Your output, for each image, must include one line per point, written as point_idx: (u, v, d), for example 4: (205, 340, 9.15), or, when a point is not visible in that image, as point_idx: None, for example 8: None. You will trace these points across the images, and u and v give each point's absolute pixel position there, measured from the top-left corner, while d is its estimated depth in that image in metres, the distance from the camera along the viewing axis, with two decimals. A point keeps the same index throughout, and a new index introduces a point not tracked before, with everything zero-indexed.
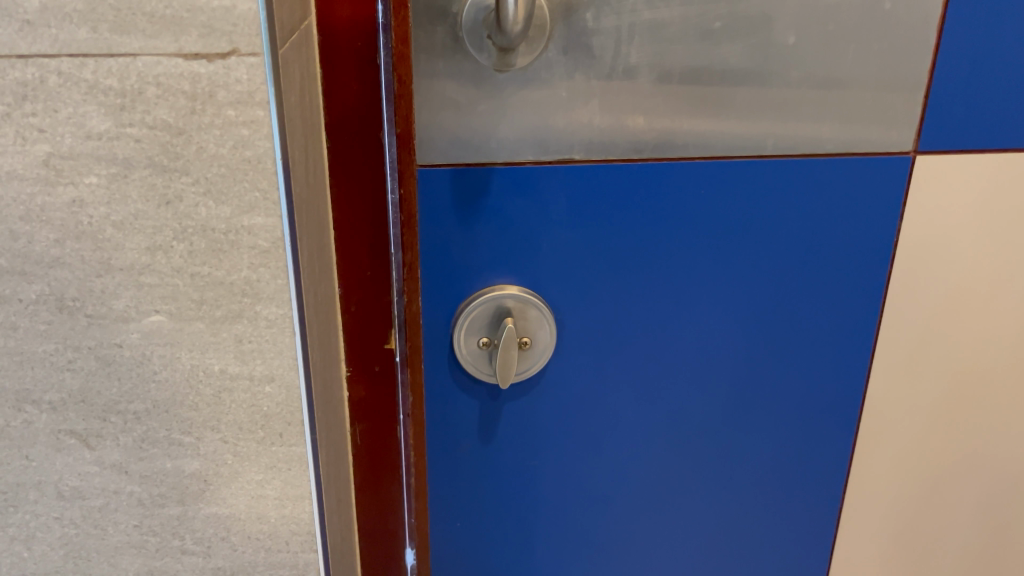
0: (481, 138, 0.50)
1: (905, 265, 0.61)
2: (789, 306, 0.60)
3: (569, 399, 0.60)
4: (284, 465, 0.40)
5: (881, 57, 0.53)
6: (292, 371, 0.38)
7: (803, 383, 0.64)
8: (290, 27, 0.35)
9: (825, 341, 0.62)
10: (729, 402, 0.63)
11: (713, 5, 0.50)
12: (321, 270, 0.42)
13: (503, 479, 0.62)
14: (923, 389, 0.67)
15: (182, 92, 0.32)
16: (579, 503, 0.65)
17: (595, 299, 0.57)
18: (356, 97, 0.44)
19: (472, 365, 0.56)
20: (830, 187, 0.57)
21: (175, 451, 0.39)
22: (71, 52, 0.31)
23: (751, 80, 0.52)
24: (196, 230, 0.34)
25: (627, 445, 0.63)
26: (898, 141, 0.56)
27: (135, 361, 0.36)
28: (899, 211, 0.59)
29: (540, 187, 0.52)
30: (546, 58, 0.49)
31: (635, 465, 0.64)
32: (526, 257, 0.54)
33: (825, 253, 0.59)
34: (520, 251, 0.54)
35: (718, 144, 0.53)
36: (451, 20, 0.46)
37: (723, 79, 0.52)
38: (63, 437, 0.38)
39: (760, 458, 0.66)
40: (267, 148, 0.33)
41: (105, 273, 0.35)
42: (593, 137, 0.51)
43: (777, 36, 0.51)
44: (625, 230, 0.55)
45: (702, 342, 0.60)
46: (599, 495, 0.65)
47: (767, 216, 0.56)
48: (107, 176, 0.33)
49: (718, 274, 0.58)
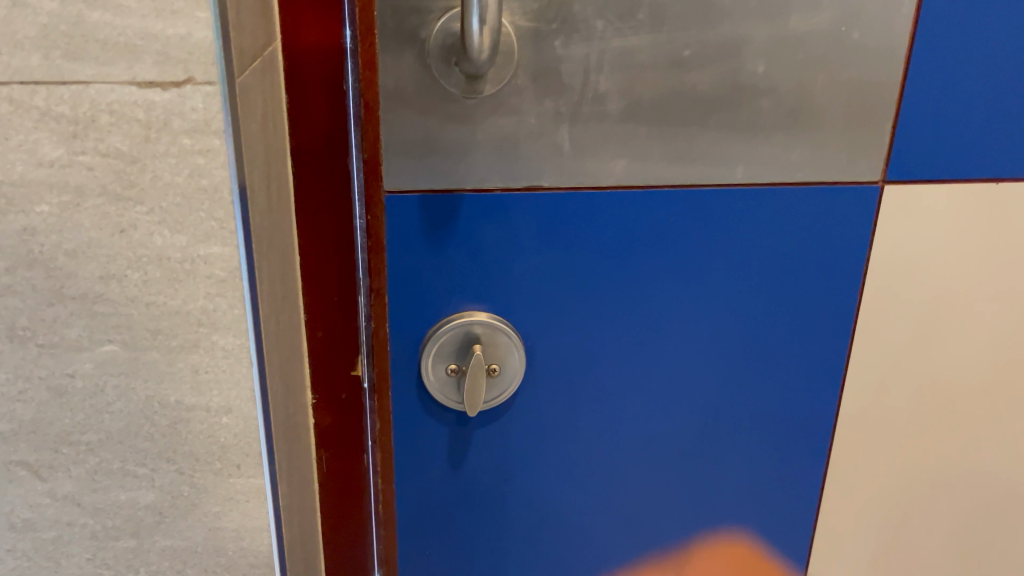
0: (450, 163, 0.49)
1: (875, 292, 0.61)
2: (760, 334, 0.60)
3: (540, 426, 0.59)
4: (242, 497, 0.39)
5: (849, 85, 0.53)
6: (250, 403, 0.37)
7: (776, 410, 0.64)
8: (251, 54, 0.35)
9: (797, 369, 0.62)
10: (703, 431, 0.63)
11: (681, 32, 0.50)
12: (284, 297, 0.42)
13: (476, 505, 0.61)
14: (893, 417, 0.67)
15: (136, 120, 0.32)
16: (551, 529, 0.64)
17: (568, 324, 0.56)
18: (324, 122, 0.44)
19: (440, 391, 0.55)
20: (799, 214, 0.57)
21: (130, 483, 0.38)
22: (22, 79, 0.31)
23: (719, 109, 0.52)
24: (150, 260, 0.34)
25: (599, 471, 0.63)
26: (866, 170, 0.56)
27: (88, 392, 0.36)
28: (869, 239, 0.59)
29: (509, 214, 0.52)
30: (514, 86, 0.48)
31: (609, 491, 0.63)
32: (496, 282, 0.53)
33: (796, 281, 0.59)
34: (491, 278, 0.53)
35: (685, 172, 0.53)
36: (419, 45, 0.46)
37: (693, 107, 0.52)
38: (14, 468, 0.37)
39: (734, 487, 0.66)
40: (224, 177, 0.33)
41: (57, 302, 0.34)
42: (562, 163, 0.51)
43: (746, 63, 0.51)
44: (596, 257, 0.54)
45: (675, 369, 0.60)
46: (570, 521, 0.64)
47: (738, 244, 0.56)
48: (59, 204, 0.33)
49: (690, 301, 0.57)
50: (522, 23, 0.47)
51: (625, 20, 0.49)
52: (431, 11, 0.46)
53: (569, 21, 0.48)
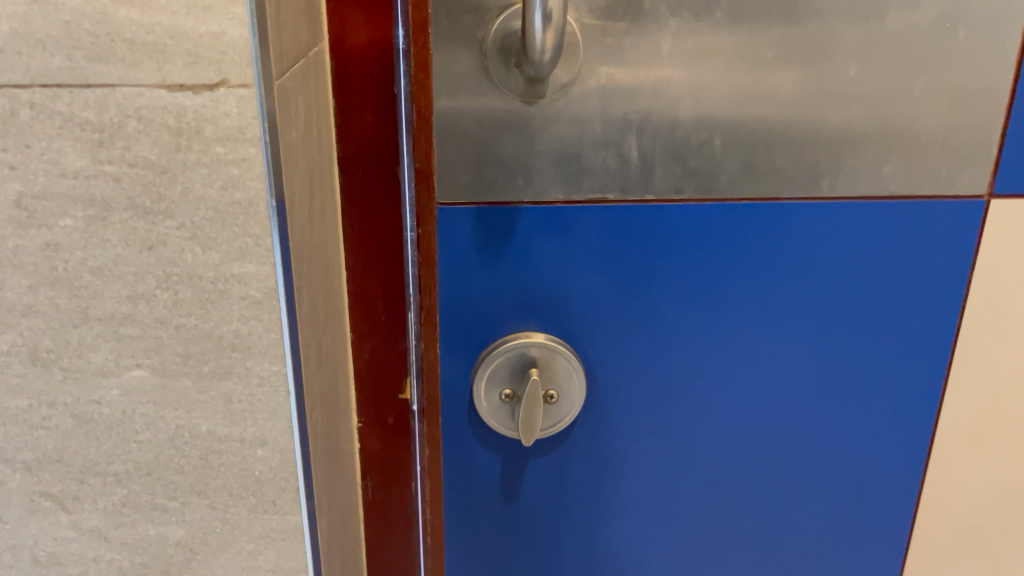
0: (509, 173, 0.45)
1: (970, 329, 0.52)
2: (929, 328, 0.52)
3: (600, 455, 0.54)
4: (279, 534, 0.36)
5: (950, 91, 0.46)
6: (287, 434, 0.34)
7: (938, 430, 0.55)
8: (294, 54, 0.32)
9: (960, 380, 0.53)
10: (870, 438, 0.55)
11: (765, 29, 0.44)
12: (327, 318, 0.38)
13: (524, 550, 0.56)
14: (993, 467, 0.56)
15: (166, 127, 0.29)
16: (686, 556, 0.58)
17: (712, 326, 0.51)
18: (374, 129, 0.40)
19: (493, 419, 0.51)
20: (895, 233, 0.49)
21: (158, 517, 0.36)
22: (45, 82, 0.28)
23: (800, 128, 0.46)
24: (181, 278, 0.31)
25: (719, 497, 0.56)
26: (966, 182, 0.48)
27: (114, 420, 0.33)
28: (974, 246, 0.50)
29: (568, 228, 0.47)
30: (579, 88, 0.44)
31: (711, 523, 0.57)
32: (568, 300, 0.49)
33: (958, 268, 0.50)
34: (630, 274, 0.48)
35: (769, 184, 0.47)
36: (475, 46, 0.42)
37: (771, 128, 0.46)
38: (38, 499, 0.35)
39: (900, 512, 0.57)
40: (259, 189, 0.30)
41: (82, 323, 0.32)
42: (628, 172, 0.46)
43: (836, 65, 0.45)
44: (732, 255, 0.49)
45: (836, 368, 0.52)
46: (713, 543, 0.57)
47: (890, 228, 0.49)
48: (84, 218, 0.30)
49: (842, 295, 0.50)
50: (588, 20, 0.43)
51: (701, 18, 0.43)
52: (488, 9, 0.42)
53: (639, 20, 0.43)
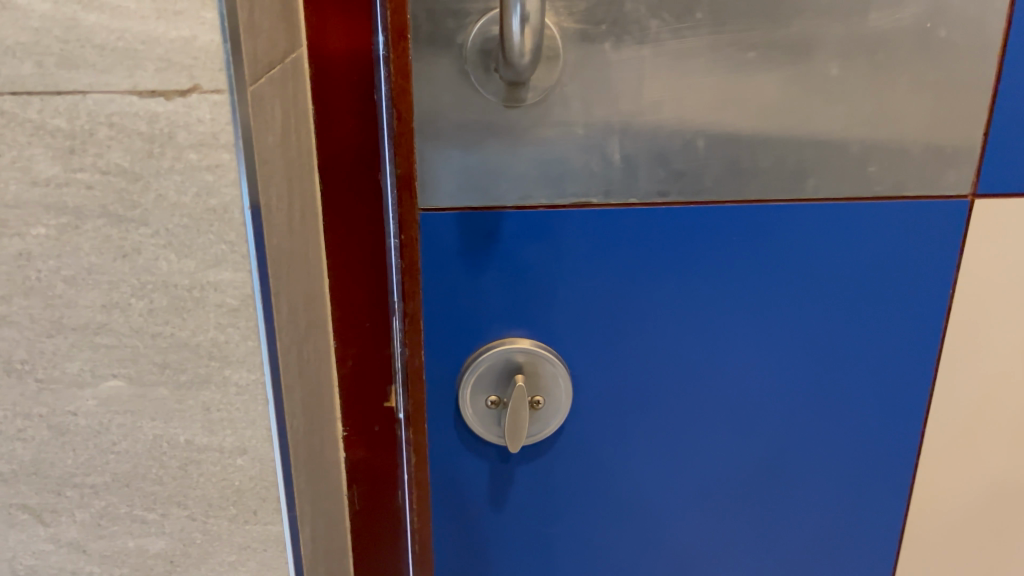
0: (491, 177, 0.45)
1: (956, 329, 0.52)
2: (917, 328, 0.51)
3: (588, 462, 0.54)
4: (260, 545, 0.36)
5: (932, 90, 0.46)
6: (266, 443, 0.34)
7: (928, 431, 0.55)
8: (269, 59, 0.31)
9: (947, 380, 0.53)
10: (858, 440, 0.55)
11: (748, 31, 0.44)
12: (308, 327, 0.38)
13: (514, 557, 0.56)
14: (981, 465, 0.56)
15: (138, 133, 0.28)
16: (678, 560, 0.57)
17: (702, 330, 0.50)
18: (353, 134, 0.40)
19: (480, 426, 0.50)
20: (879, 233, 0.49)
21: (137, 529, 0.35)
22: (14, 90, 0.28)
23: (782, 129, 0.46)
24: (156, 286, 0.31)
25: (709, 500, 0.56)
26: (949, 181, 0.48)
27: (91, 430, 0.33)
28: (960, 245, 0.49)
29: (553, 233, 0.47)
30: (560, 92, 0.44)
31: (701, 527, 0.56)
32: (554, 305, 0.49)
33: (945, 267, 0.50)
34: (617, 279, 0.48)
35: (753, 186, 0.47)
36: (455, 51, 0.42)
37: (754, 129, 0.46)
38: (15, 512, 0.34)
39: (893, 514, 0.57)
40: (234, 195, 0.29)
41: (57, 333, 0.31)
42: (611, 174, 0.46)
43: (818, 66, 0.45)
44: (716, 258, 0.48)
45: (825, 370, 0.52)
46: (708, 548, 0.57)
47: (874, 228, 0.49)
48: (56, 227, 0.30)
49: (831, 296, 0.50)
50: (568, 24, 0.42)
51: (683, 20, 0.43)
52: (468, 13, 0.42)
53: (620, 22, 0.43)
